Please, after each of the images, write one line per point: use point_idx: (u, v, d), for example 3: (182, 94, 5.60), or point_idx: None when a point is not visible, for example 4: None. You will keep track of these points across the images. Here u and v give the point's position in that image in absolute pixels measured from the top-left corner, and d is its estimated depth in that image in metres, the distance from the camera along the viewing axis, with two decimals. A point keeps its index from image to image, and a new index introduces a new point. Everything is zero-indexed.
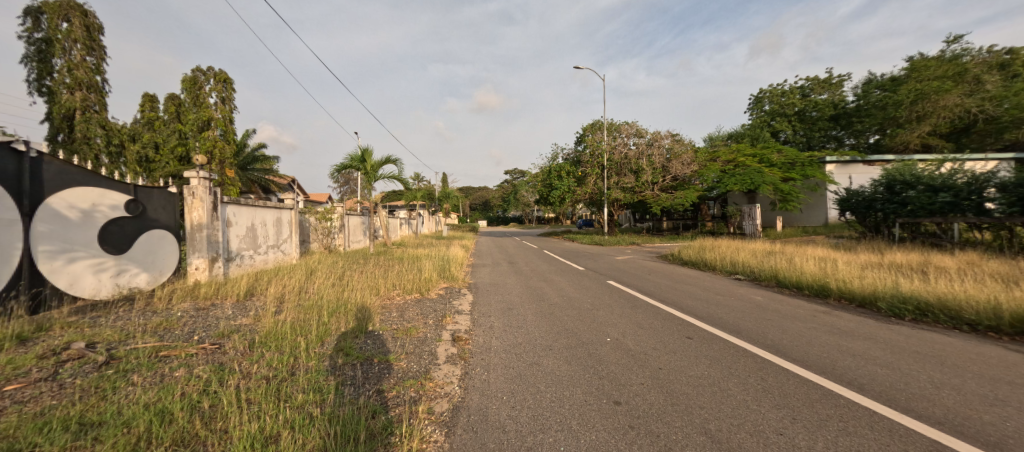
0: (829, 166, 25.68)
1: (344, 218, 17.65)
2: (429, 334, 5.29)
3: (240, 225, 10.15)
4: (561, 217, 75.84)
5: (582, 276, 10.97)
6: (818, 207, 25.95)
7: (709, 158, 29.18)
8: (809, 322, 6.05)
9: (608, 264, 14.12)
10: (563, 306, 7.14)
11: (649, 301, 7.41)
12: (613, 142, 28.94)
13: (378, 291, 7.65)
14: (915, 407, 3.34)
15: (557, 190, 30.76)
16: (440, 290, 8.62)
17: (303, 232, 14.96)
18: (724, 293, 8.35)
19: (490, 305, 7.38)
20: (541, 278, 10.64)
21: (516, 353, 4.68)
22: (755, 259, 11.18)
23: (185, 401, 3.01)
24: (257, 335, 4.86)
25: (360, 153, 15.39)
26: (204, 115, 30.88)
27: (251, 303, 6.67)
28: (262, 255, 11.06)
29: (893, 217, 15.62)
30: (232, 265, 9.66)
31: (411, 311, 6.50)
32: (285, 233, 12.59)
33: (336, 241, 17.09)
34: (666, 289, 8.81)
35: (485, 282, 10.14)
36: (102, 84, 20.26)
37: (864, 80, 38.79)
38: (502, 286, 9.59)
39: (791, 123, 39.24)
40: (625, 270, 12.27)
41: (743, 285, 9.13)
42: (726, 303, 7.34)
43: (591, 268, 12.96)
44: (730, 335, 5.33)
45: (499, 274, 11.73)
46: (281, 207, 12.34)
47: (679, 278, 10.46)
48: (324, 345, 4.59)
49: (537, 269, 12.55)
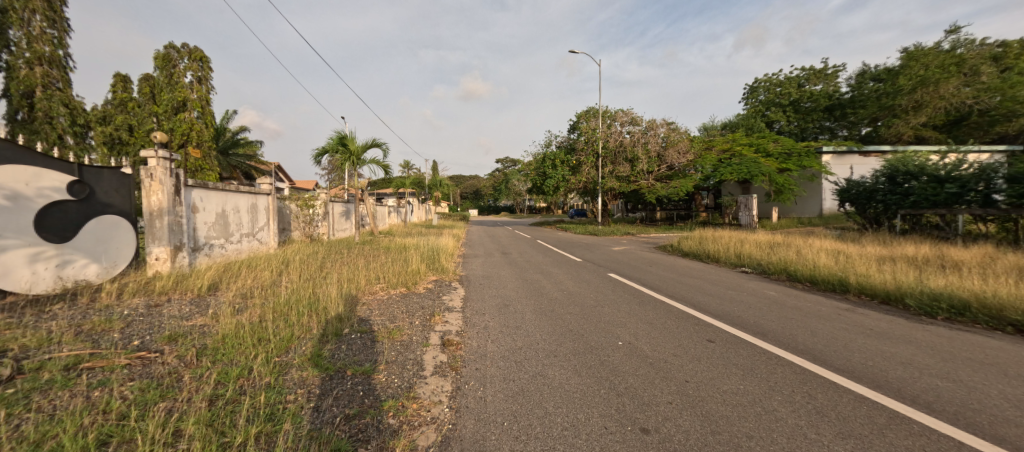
0: (826, 157, 25.25)
1: (328, 206, 16.78)
2: (414, 337, 4.58)
3: (208, 212, 9.31)
4: (552, 206, 75.28)
5: (580, 268, 10.34)
6: (813, 198, 25.58)
7: (705, 147, 28.67)
8: (836, 320, 5.49)
9: (606, 255, 13.47)
10: (563, 303, 6.49)
11: (657, 297, 6.81)
12: (608, 130, 28.20)
13: (359, 285, 6.90)
14: (1005, 435, 2.74)
15: (551, 179, 29.91)
16: (429, 283, 7.90)
17: (283, 220, 14.07)
18: (735, 288, 7.75)
19: (484, 301, 6.69)
20: (536, 270, 9.99)
21: (515, 361, 4.00)
22: (761, 252, 10.61)
23: (86, 442, 2.29)
24: (210, 340, 4.13)
25: (343, 136, 14.47)
26: (179, 96, 29.62)
27: (215, 298, 5.90)
28: (234, 245, 10.23)
29: (895, 208, 15.07)
30: (199, 255, 8.86)
31: (394, 308, 5.78)
32: (262, 220, 11.72)
33: (320, 230, 16.25)
34: (672, 283, 8.23)
35: (478, 274, 9.47)
36: (65, 59, 19.01)
37: (858, 71, 38.56)
38: (495, 279, 8.89)
39: (786, 113, 38.85)
40: (624, 262, 11.63)
41: (753, 279, 8.56)
42: (739, 299, 6.75)
43: (589, 259, 12.32)
44: (755, 337, 4.74)
45: (492, 266, 10.99)
46: (257, 192, 11.44)
47: (684, 271, 9.85)
48: (289, 353, 3.88)
49: (532, 261, 11.89)
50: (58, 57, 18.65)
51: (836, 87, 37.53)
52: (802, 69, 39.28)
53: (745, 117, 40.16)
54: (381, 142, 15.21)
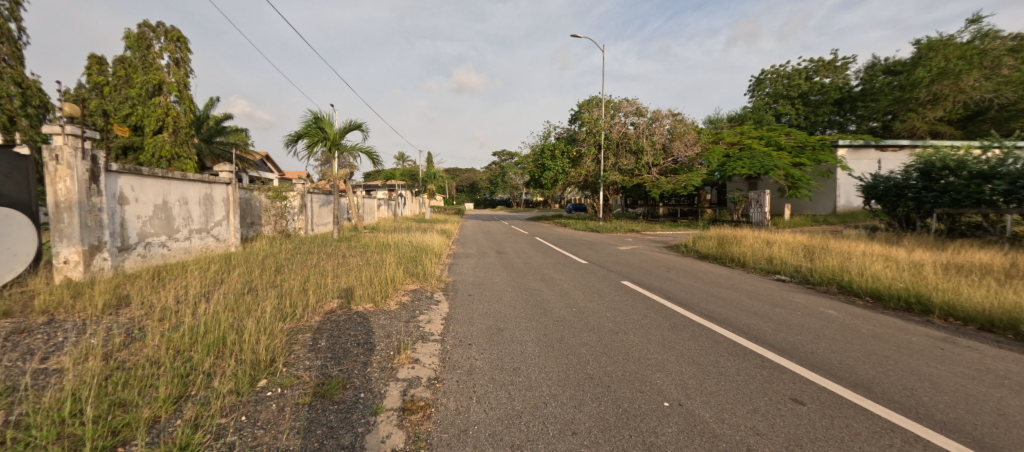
0: (841, 150, 23.61)
1: (305, 197, 15.21)
2: (361, 394, 3.08)
3: (142, 204, 7.77)
4: (549, 200, 73.87)
5: (588, 273, 8.86)
6: (826, 194, 23.89)
7: (712, 139, 27.33)
8: (947, 361, 4.03)
9: (614, 256, 11.99)
10: (574, 326, 5.02)
11: (693, 318, 5.35)
12: (610, 120, 26.76)
13: (311, 299, 5.35)
14: None
15: (550, 171, 28.43)
16: (404, 295, 6.36)
17: (250, 213, 12.50)
18: (783, 303, 6.29)
19: (470, 323, 5.17)
20: (536, 276, 8.53)
21: (512, 448, 2.53)
22: (797, 257, 9.19)
23: None
24: (33, 407, 2.64)
25: (319, 119, 12.76)
26: (154, 79, 27.86)
27: (109, 320, 4.40)
28: (180, 243, 8.71)
29: (929, 207, 13.62)
30: (127, 255, 7.34)
31: (346, 338, 4.25)
32: (220, 212, 10.19)
33: (295, 224, 14.72)
34: (701, 295, 6.78)
35: (467, 281, 8.00)
36: (18, 34, 17.24)
37: (868, 64, 37.28)
38: (487, 287, 7.41)
39: (794, 106, 37.43)
40: (636, 265, 10.16)
41: (798, 291, 7.09)
42: (796, 321, 5.31)
43: (595, 261, 10.85)
44: (859, 394, 3.28)
45: (484, 269, 9.51)
46: (212, 182, 9.87)
47: (710, 278, 8.37)
48: (146, 437, 2.39)
49: (529, 263, 10.41)
50: (8, 31, 16.86)
51: (846, 80, 36.27)
52: (810, 61, 37.96)
53: (751, 110, 38.79)
54: (362, 125, 13.62)
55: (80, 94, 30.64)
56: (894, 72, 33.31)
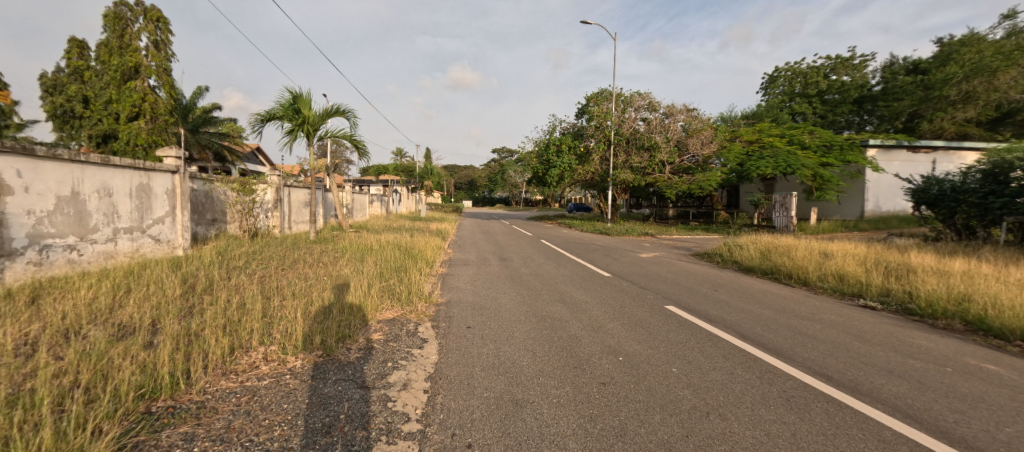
0: (872, 151, 21.69)
1: (281, 191, 13.28)
2: None
3: (37, 195, 5.89)
4: (550, 199, 71.94)
5: (617, 292, 7.03)
6: (854, 198, 22.06)
7: (729, 137, 25.54)
8: None
9: (637, 266, 10.22)
10: (633, 398, 3.20)
11: (809, 382, 3.53)
12: (621, 115, 24.89)
13: (225, 348, 3.47)
14: None
15: (555, 168, 26.45)
16: (376, 329, 4.50)
17: (209, 208, 10.64)
18: (912, 351, 4.44)
19: (471, 386, 3.33)
20: (552, 294, 6.71)
21: None
22: (877, 274, 7.35)
23: None
24: None
25: (295, 99, 10.64)
26: (131, 61, 25.86)
27: None
28: (98, 246, 6.84)
29: (997, 215, 11.65)
30: (9, 263, 5.47)
31: (251, 440, 2.39)
32: (162, 205, 8.32)
33: (269, 221, 12.78)
34: (785, 331, 4.96)
35: (466, 302, 6.19)
36: None
37: (887, 62, 35.61)
38: (491, 313, 5.59)
39: (811, 105, 35.46)
40: (671, 280, 8.36)
41: (909, 328, 5.28)
42: (969, 390, 3.48)
43: (619, 274, 9.04)
44: None
45: (485, 283, 7.66)
46: (150, 169, 7.99)
47: (776, 301, 6.55)
48: None
49: (540, 275, 8.56)
50: None
51: (865, 78, 34.50)
52: (828, 58, 36.15)
53: (765, 108, 36.94)
54: (346, 110, 11.69)
55: (57, 79, 28.71)
56: (917, 71, 31.58)
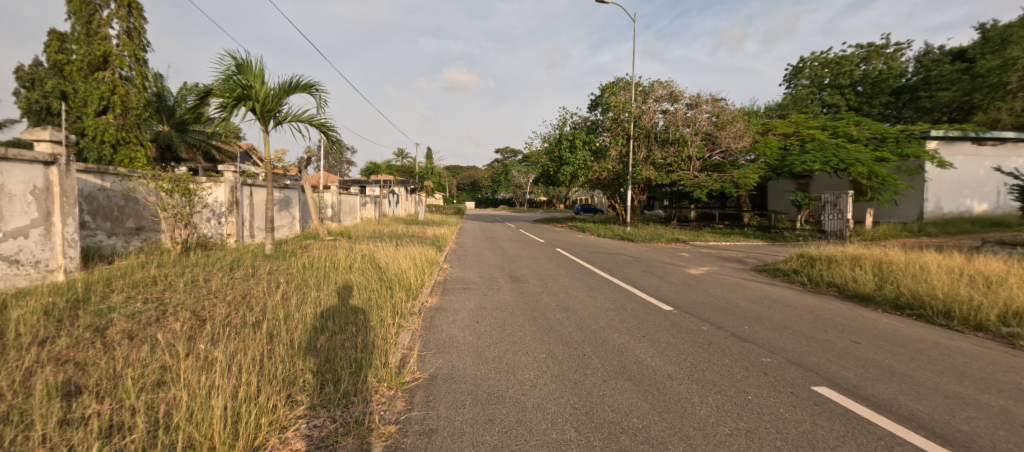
0: (932, 143, 18.83)
1: (238, 191, 10.77)
2: None
3: None
4: (556, 200, 69.19)
5: (706, 349, 4.39)
6: (912, 198, 19.30)
7: (761, 130, 22.79)
8: None
9: (697, 290, 7.59)
10: None
11: None
12: (640, 107, 22.19)
13: None
14: None
15: (568, 165, 23.84)
16: None
17: (130, 215, 8.19)
18: None
19: None
20: (604, 357, 4.05)
21: None
22: None
23: None
24: None
25: (238, 70, 8.04)
26: (98, 49, 23.30)
27: None
28: None
29: None
30: None
31: None
32: (26, 210, 5.74)
33: (222, 229, 10.32)
34: None
35: (461, 379, 3.54)
36: None
37: (924, 50, 32.81)
38: (506, 416, 2.93)
39: (843, 96, 32.53)
40: (766, 317, 5.70)
41: None
42: None
43: (681, 305, 6.38)
44: None
45: (493, 328, 5.04)
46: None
47: (987, 374, 3.84)
48: None
49: (572, 310, 5.88)
50: None
51: (902, 67, 31.50)
52: (859, 46, 33.22)
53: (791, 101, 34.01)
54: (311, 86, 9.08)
55: (35, 73, 26.62)
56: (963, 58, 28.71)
